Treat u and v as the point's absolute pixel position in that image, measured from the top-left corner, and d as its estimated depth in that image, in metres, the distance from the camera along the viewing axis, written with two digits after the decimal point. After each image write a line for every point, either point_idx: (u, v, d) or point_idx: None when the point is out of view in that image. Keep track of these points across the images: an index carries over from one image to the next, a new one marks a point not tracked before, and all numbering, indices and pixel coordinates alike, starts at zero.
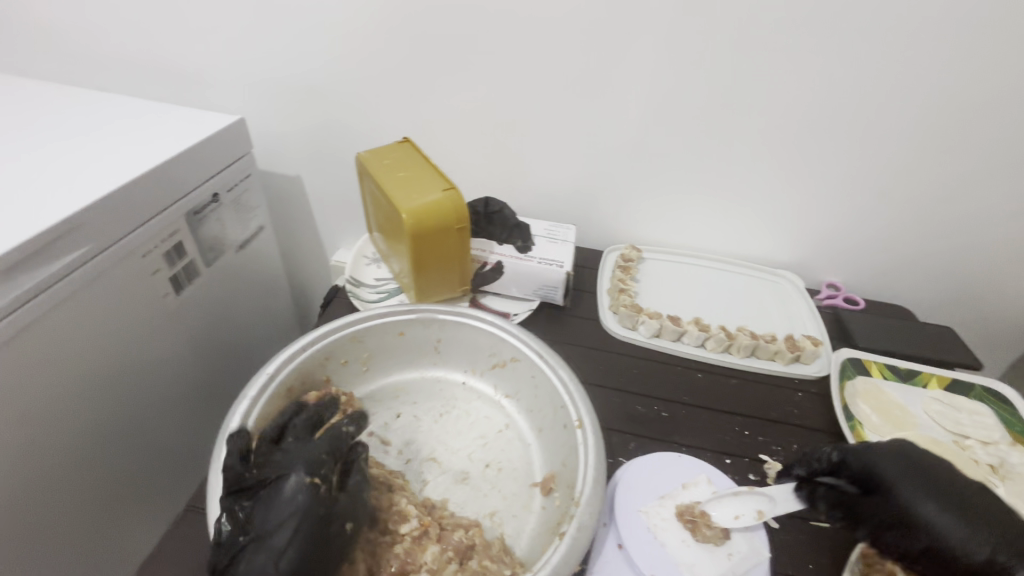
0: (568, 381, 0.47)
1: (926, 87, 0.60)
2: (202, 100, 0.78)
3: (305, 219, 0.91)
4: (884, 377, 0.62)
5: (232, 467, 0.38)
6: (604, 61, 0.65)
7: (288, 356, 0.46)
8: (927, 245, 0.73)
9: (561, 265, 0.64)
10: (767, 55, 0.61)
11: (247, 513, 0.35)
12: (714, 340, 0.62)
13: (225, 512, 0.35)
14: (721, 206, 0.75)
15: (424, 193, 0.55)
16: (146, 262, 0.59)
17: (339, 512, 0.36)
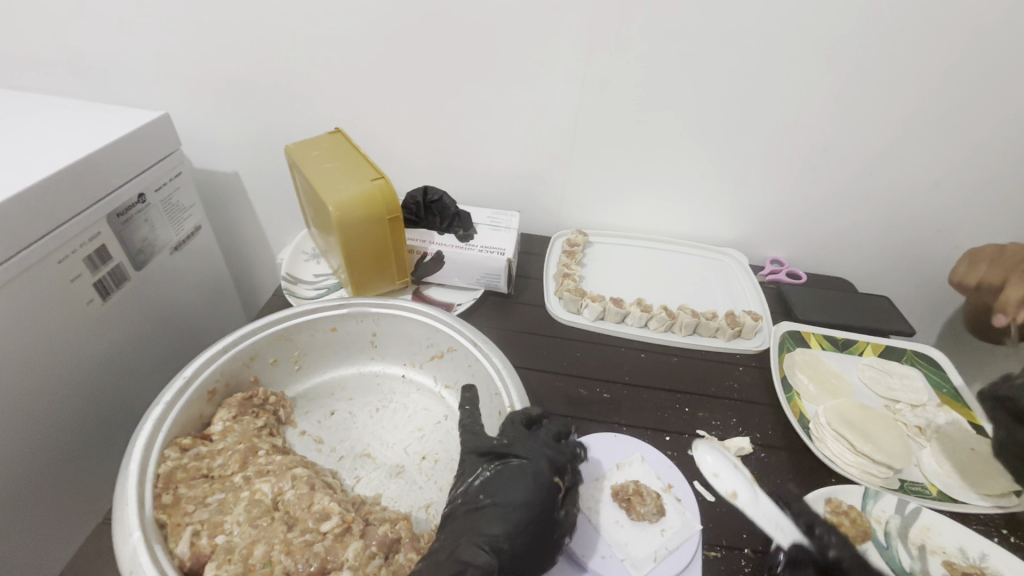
0: (501, 368, 0.47)
1: (848, 63, 0.61)
2: (125, 97, 0.74)
3: (247, 217, 0.88)
4: (821, 348, 0.64)
5: (139, 475, 0.36)
6: (536, 43, 0.64)
7: (207, 358, 0.44)
8: (861, 218, 0.75)
9: (502, 252, 0.63)
10: (696, 35, 0.61)
11: (166, 528, 0.35)
12: (657, 320, 0.62)
13: (130, 525, 0.33)
14: (664, 187, 0.76)
15: (352, 184, 0.53)
16: (63, 268, 0.56)
17: (282, 521, 0.37)
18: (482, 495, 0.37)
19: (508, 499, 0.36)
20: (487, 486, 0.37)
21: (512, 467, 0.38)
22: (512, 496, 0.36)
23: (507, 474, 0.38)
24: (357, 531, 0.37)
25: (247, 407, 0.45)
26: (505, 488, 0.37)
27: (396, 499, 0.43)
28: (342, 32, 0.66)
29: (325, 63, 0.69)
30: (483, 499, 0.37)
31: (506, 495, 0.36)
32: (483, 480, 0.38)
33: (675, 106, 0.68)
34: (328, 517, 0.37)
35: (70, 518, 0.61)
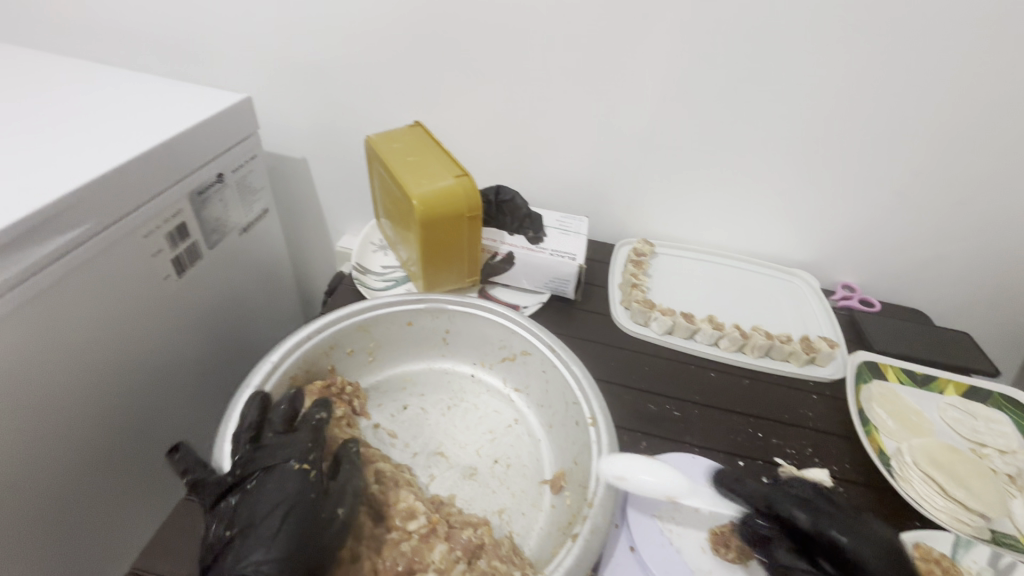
0: (580, 377, 0.46)
1: (949, 86, 0.59)
2: (207, 79, 0.76)
3: (309, 203, 0.89)
4: (899, 382, 0.61)
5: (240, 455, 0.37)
6: (622, 46, 0.63)
7: (292, 345, 0.45)
8: (944, 248, 0.72)
9: (573, 257, 0.62)
10: (789, 49, 0.60)
11: (232, 510, 0.34)
12: (728, 339, 0.60)
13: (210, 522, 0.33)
14: (736, 203, 0.74)
15: (435, 179, 0.53)
16: (147, 243, 0.57)
17: (330, 497, 0.35)
18: (231, 529, 0.32)
19: (260, 513, 0.33)
20: (234, 518, 0.33)
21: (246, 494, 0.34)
22: (260, 506, 0.33)
23: (255, 492, 0.34)
24: (441, 533, 0.37)
25: (326, 397, 0.46)
26: (254, 504, 0.33)
27: (471, 502, 0.42)
28: (427, 25, 0.66)
29: (405, 55, 0.69)
30: (234, 530, 0.32)
31: (254, 514, 0.33)
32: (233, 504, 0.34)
33: (759, 119, 0.66)
34: (414, 516, 0.38)
35: (144, 489, 0.63)
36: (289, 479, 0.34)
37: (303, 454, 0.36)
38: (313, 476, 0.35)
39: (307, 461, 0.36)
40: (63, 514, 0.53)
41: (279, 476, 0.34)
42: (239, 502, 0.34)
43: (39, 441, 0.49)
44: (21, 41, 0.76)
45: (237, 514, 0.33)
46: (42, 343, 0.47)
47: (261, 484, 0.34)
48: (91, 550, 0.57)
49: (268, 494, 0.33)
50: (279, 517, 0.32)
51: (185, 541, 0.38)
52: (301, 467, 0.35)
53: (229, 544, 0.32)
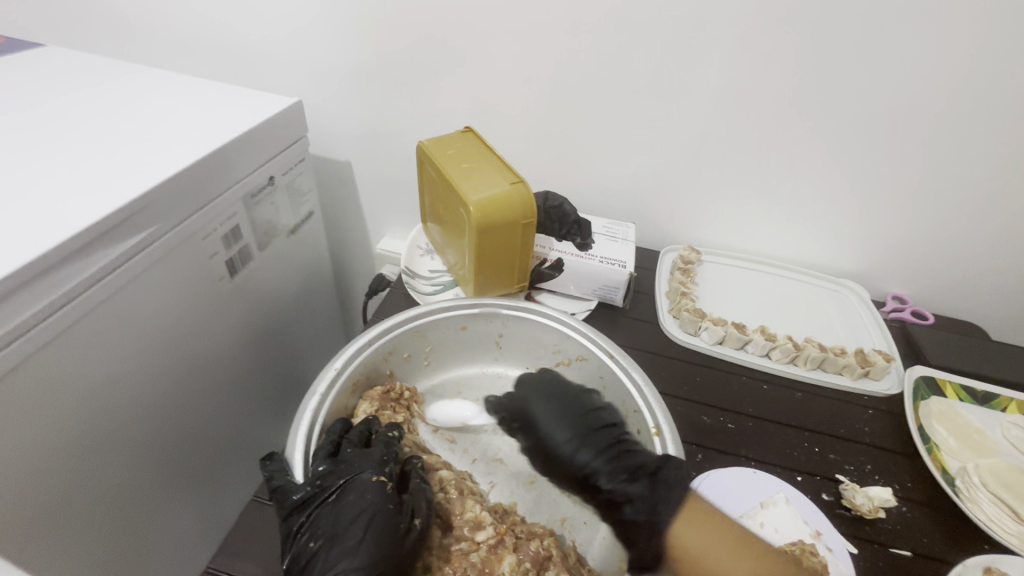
0: (641, 384, 0.45)
1: (1016, 95, 0.57)
2: (256, 83, 0.77)
3: (350, 205, 0.90)
4: (959, 399, 0.59)
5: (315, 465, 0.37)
6: (675, 53, 0.62)
7: (354, 351, 0.45)
8: (1003, 260, 0.70)
9: (623, 265, 0.61)
10: (847, 57, 0.58)
11: (307, 525, 0.34)
12: (781, 350, 0.59)
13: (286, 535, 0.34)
14: (784, 211, 0.73)
15: (490, 186, 0.53)
16: (205, 245, 0.59)
17: (407, 508, 0.36)
18: (314, 543, 0.33)
19: (344, 528, 0.33)
20: (316, 531, 0.33)
21: (325, 507, 0.34)
22: (344, 519, 0.34)
23: (334, 506, 0.35)
24: (509, 544, 0.37)
25: (387, 401, 0.46)
26: (336, 518, 0.34)
27: (533, 510, 0.42)
28: (477, 31, 0.66)
29: (453, 61, 0.70)
30: (316, 545, 0.33)
31: (337, 528, 0.33)
32: (311, 518, 0.34)
33: (814, 127, 0.64)
34: (482, 527, 0.37)
35: (195, 486, 0.65)
36: (370, 491, 0.35)
37: (381, 466, 0.37)
38: (391, 488, 0.36)
39: (384, 474, 0.37)
40: (122, 510, 0.54)
41: (360, 488, 0.35)
42: (313, 516, 0.34)
43: (103, 439, 0.50)
44: (78, 45, 0.79)
45: (318, 526, 0.34)
46: (108, 345, 0.49)
47: (342, 497, 0.35)
48: (148, 546, 0.59)
49: (349, 507, 0.34)
50: (364, 527, 0.33)
51: (256, 543, 0.39)
52: (379, 479, 0.36)
53: (314, 556, 0.32)
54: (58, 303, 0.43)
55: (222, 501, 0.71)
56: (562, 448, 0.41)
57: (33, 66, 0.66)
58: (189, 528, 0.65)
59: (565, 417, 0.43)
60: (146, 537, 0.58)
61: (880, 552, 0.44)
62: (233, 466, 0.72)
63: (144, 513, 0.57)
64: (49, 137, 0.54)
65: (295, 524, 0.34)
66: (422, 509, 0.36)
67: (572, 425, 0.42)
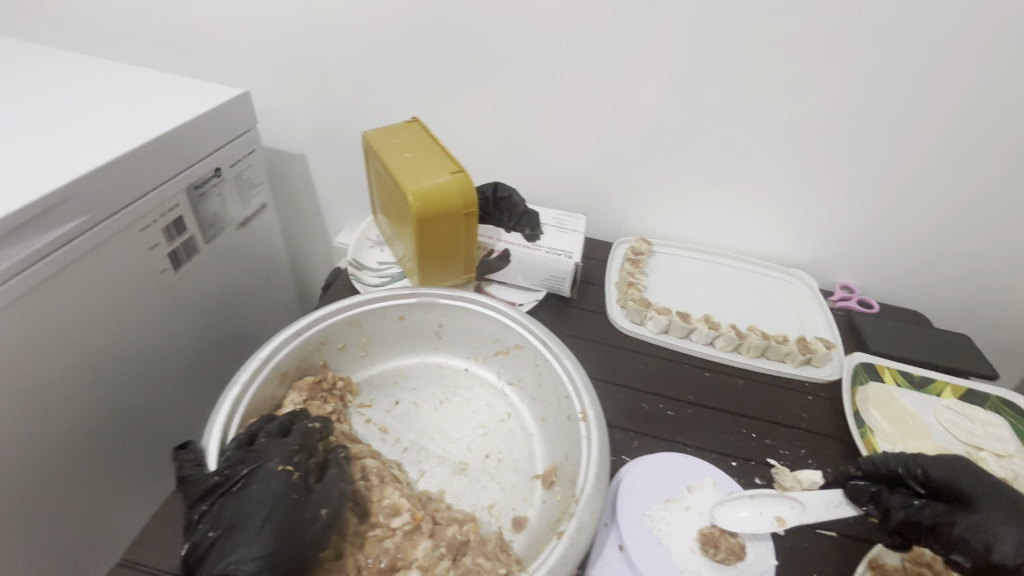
0: (572, 371, 0.46)
1: (949, 86, 0.58)
2: (205, 74, 0.76)
3: (307, 199, 0.89)
4: (896, 384, 0.60)
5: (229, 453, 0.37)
6: (622, 44, 0.63)
7: (282, 340, 0.44)
8: (943, 250, 0.71)
9: (570, 255, 0.62)
10: (787, 48, 0.59)
11: (213, 513, 0.33)
12: (724, 339, 0.60)
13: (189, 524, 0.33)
14: (734, 202, 0.74)
15: (431, 175, 0.53)
16: (143, 237, 0.58)
17: (314, 500, 0.35)
18: (212, 532, 0.32)
19: (245, 515, 0.32)
20: (217, 520, 0.32)
21: (228, 496, 0.33)
22: (243, 507, 0.33)
23: (236, 494, 0.34)
24: (425, 530, 0.37)
25: (317, 392, 0.46)
26: (236, 506, 0.33)
27: (460, 497, 0.42)
28: (427, 21, 0.66)
29: (404, 52, 0.69)
30: (215, 533, 0.32)
31: (235, 515, 0.32)
32: (214, 507, 0.33)
33: (760, 118, 0.65)
34: (398, 513, 0.38)
35: (140, 481, 0.64)
36: (273, 479, 0.34)
37: (288, 456, 0.36)
38: (296, 478, 0.35)
39: (291, 464, 0.36)
40: (59, 505, 0.53)
41: (263, 477, 0.34)
42: (220, 504, 0.33)
43: (38, 432, 0.49)
44: (18, 34, 0.76)
45: (219, 516, 0.33)
46: (38, 335, 0.48)
47: (247, 484, 0.34)
48: (90, 541, 0.58)
49: (253, 495, 0.33)
50: (265, 515, 0.32)
51: (176, 534, 0.39)
52: (285, 469, 0.35)
53: (212, 545, 0.32)
54: None
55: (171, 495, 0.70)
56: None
57: None
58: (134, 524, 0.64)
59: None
60: (87, 532, 0.57)
61: (809, 535, 0.44)
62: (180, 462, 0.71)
63: (83, 507, 0.56)
64: None
65: (201, 512, 0.33)
66: (329, 497, 0.35)
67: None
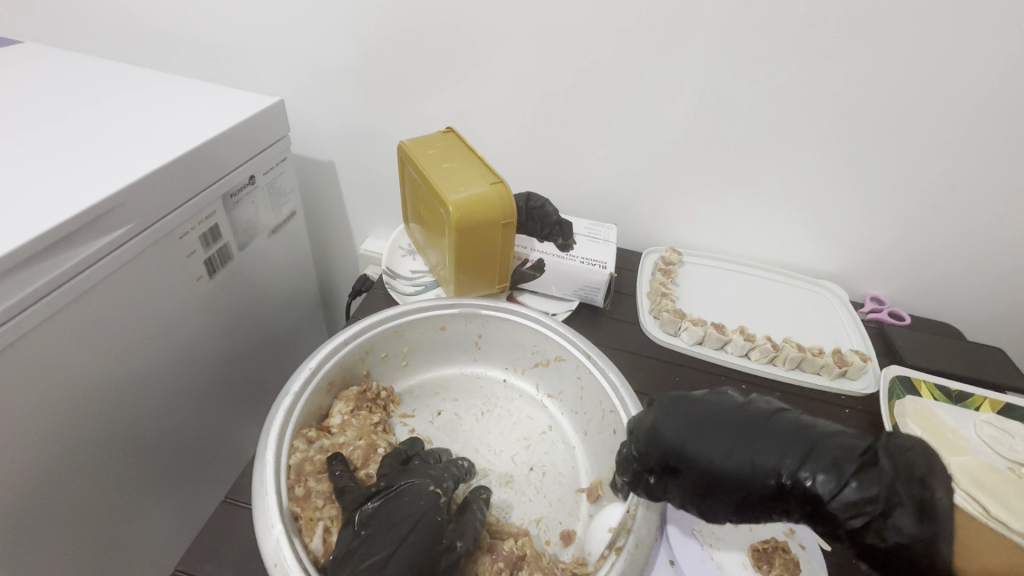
0: (617, 384, 0.45)
1: (988, 98, 0.58)
2: (238, 82, 0.76)
3: (334, 207, 0.89)
4: (934, 398, 0.60)
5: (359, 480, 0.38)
6: (658, 57, 0.63)
7: (329, 350, 0.44)
8: (977, 262, 0.71)
9: (604, 266, 0.62)
10: (822, 60, 0.59)
11: (368, 512, 0.35)
12: (760, 351, 0.60)
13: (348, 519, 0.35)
14: (763, 213, 0.74)
15: (470, 186, 0.53)
16: (182, 244, 0.58)
17: (452, 532, 0.35)
18: (362, 531, 0.33)
19: (393, 526, 0.33)
20: (369, 520, 0.34)
21: (394, 504, 0.35)
22: (392, 517, 0.34)
23: (392, 501, 0.35)
24: (483, 544, 0.37)
25: (362, 401, 0.45)
26: (386, 514, 0.34)
27: (508, 510, 0.42)
28: (462, 33, 0.67)
29: (436, 61, 0.70)
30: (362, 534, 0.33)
31: (387, 521, 0.33)
32: (369, 509, 0.35)
33: (794, 131, 0.65)
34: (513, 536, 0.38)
35: (172, 484, 0.64)
36: (425, 496, 0.35)
37: (439, 480, 0.37)
38: (442, 502, 0.36)
39: (439, 487, 0.37)
40: (96, 510, 0.54)
41: (413, 492, 0.35)
42: (382, 504, 0.35)
43: (80, 436, 0.50)
44: (58, 43, 0.78)
45: (370, 518, 0.34)
46: (81, 343, 0.48)
47: (401, 493, 0.35)
48: (123, 544, 0.58)
49: (402, 506, 0.34)
50: (405, 532, 0.33)
51: (227, 543, 0.39)
52: (434, 490, 0.36)
53: (355, 545, 0.33)
54: (31, 299, 0.43)
55: (200, 498, 0.71)
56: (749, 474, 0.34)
57: (9, 61, 0.65)
58: (167, 527, 0.65)
59: (710, 433, 0.36)
60: (121, 536, 0.58)
61: None
62: (210, 465, 0.72)
63: (119, 512, 0.57)
64: (20, 133, 0.53)
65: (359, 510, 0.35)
66: (468, 531, 0.36)
67: (728, 445, 0.35)
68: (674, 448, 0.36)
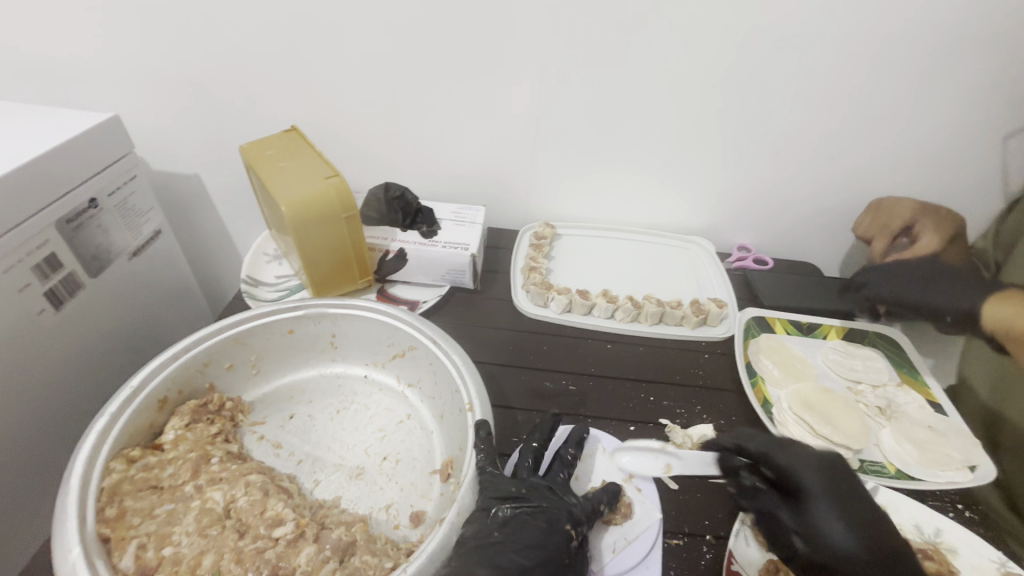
0: (460, 364, 0.47)
1: (805, 45, 0.61)
2: (72, 100, 0.72)
3: (211, 220, 0.86)
4: (787, 333, 0.65)
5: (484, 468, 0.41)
6: (498, 36, 0.63)
7: (156, 366, 0.43)
8: (823, 203, 0.76)
9: (466, 248, 0.62)
10: (647, 25, 0.61)
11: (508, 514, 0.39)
12: (623, 311, 0.62)
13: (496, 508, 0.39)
14: (628, 179, 0.76)
15: (306, 183, 0.52)
16: (11, 278, 0.54)
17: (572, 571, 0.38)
18: (497, 533, 0.38)
19: (524, 543, 0.37)
20: (503, 526, 0.38)
21: (528, 513, 0.39)
22: (524, 538, 0.38)
23: (523, 518, 0.39)
24: (311, 536, 0.37)
25: (201, 414, 0.44)
26: (518, 531, 0.38)
27: (356, 501, 0.42)
28: (299, 29, 0.64)
29: (277, 58, 0.67)
30: (496, 536, 0.38)
31: (519, 536, 0.38)
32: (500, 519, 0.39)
33: (640, 98, 0.67)
34: (349, 525, 0.39)
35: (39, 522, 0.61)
36: (557, 531, 0.39)
37: (575, 519, 0.40)
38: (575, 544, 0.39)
39: (574, 528, 0.40)
40: None
41: (556, 530, 0.39)
42: (516, 513, 0.39)
43: None
44: None
45: (506, 529, 0.38)
46: None
47: (551, 519, 0.39)
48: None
49: (530, 528, 0.38)
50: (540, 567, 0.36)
51: None
52: (571, 532, 0.39)
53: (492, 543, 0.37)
54: None
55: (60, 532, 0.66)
56: (854, 561, 0.37)
57: None
58: None
59: (845, 507, 0.40)
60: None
61: (700, 485, 0.47)
62: None
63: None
64: None
65: (502, 509, 0.39)
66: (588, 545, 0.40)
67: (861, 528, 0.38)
68: (812, 493, 0.40)
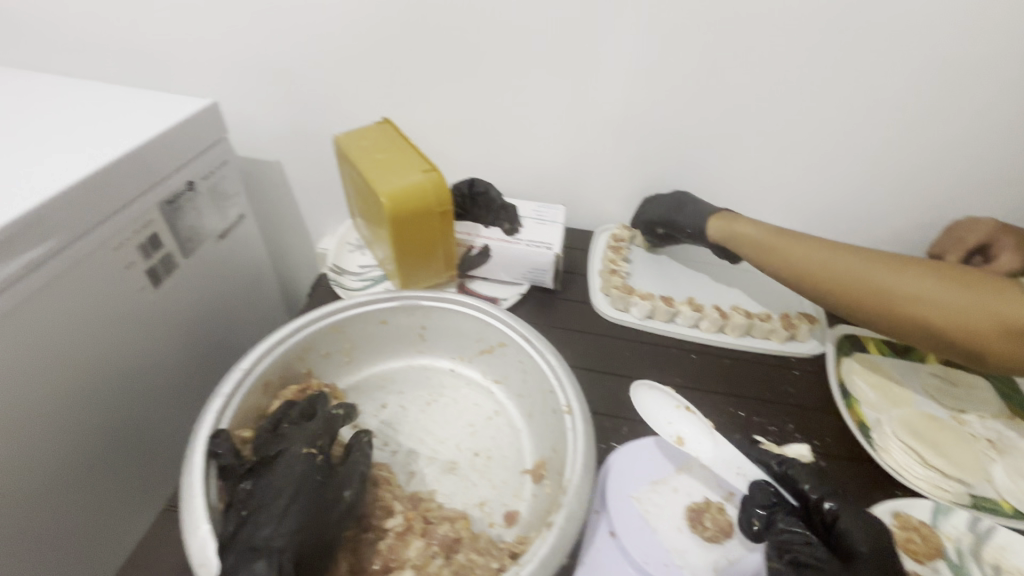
0: (555, 365, 0.46)
1: (923, 49, 0.57)
2: (171, 85, 0.74)
3: (287, 206, 0.88)
4: (881, 354, 0.61)
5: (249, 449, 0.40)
6: (591, 32, 0.62)
7: (263, 351, 0.44)
8: (924, 219, 0.71)
9: (550, 247, 0.62)
10: (752, 25, 0.58)
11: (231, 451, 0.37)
12: (709, 321, 0.61)
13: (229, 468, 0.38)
14: (711, 184, 0.73)
15: (404, 176, 0.53)
16: (119, 255, 0.57)
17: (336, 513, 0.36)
18: (240, 496, 0.36)
19: (281, 504, 0.34)
20: (260, 491, 0.36)
21: (270, 476, 0.37)
22: (275, 488, 0.35)
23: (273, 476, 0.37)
24: (418, 530, 0.39)
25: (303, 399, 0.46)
26: (270, 489, 0.36)
27: (451, 496, 0.43)
28: (393, 21, 0.64)
29: (368, 49, 0.67)
30: (243, 504, 0.35)
31: (272, 489, 0.35)
32: (244, 488, 0.36)
33: (735, 101, 0.65)
34: (451, 522, 0.39)
35: (149, 487, 0.66)
36: (302, 464, 0.37)
37: (311, 442, 0.39)
38: (320, 461, 0.38)
39: (314, 449, 0.39)
40: (73, 522, 0.55)
41: (289, 461, 0.37)
42: (258, 484, 0.37)
43: (31, 457, 0.50)
44: None
45: (256, 496, 0.35)
46: (18, 364, 0.47)
47: (276, 464, 0.37)
48: (97, 548, 0.59)
49: (280, 476, 0.36)
50: (289, 501, 0.35)
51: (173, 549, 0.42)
52: (309, 453, 0.38)
53: (243, 522, 0.34)
54: None
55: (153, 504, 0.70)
56: None
57: None
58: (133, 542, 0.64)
59: None
60: (95, 543, 0.59)
61: None
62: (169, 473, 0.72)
63: (94, 517, 0.58)
64: None
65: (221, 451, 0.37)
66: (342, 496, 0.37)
67: None
68: None
